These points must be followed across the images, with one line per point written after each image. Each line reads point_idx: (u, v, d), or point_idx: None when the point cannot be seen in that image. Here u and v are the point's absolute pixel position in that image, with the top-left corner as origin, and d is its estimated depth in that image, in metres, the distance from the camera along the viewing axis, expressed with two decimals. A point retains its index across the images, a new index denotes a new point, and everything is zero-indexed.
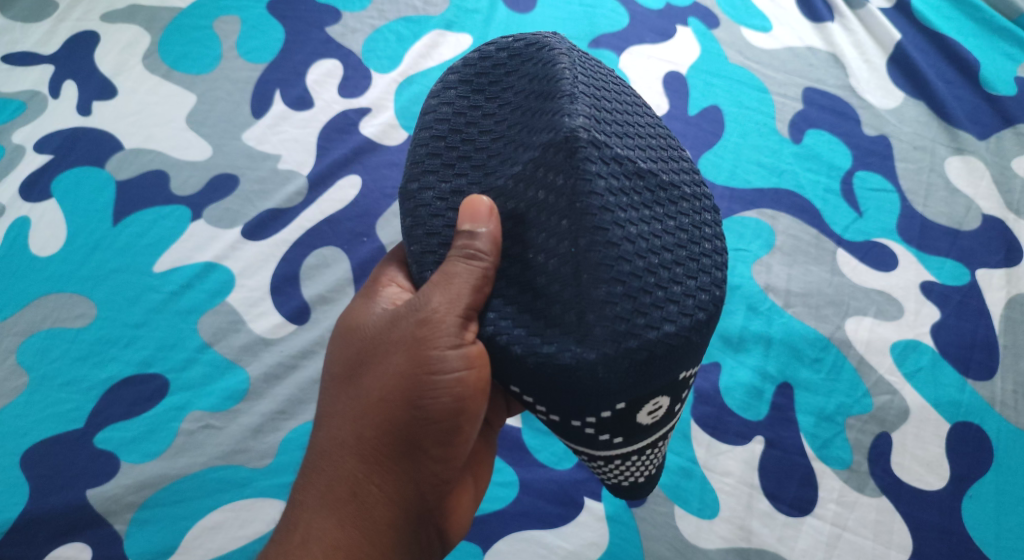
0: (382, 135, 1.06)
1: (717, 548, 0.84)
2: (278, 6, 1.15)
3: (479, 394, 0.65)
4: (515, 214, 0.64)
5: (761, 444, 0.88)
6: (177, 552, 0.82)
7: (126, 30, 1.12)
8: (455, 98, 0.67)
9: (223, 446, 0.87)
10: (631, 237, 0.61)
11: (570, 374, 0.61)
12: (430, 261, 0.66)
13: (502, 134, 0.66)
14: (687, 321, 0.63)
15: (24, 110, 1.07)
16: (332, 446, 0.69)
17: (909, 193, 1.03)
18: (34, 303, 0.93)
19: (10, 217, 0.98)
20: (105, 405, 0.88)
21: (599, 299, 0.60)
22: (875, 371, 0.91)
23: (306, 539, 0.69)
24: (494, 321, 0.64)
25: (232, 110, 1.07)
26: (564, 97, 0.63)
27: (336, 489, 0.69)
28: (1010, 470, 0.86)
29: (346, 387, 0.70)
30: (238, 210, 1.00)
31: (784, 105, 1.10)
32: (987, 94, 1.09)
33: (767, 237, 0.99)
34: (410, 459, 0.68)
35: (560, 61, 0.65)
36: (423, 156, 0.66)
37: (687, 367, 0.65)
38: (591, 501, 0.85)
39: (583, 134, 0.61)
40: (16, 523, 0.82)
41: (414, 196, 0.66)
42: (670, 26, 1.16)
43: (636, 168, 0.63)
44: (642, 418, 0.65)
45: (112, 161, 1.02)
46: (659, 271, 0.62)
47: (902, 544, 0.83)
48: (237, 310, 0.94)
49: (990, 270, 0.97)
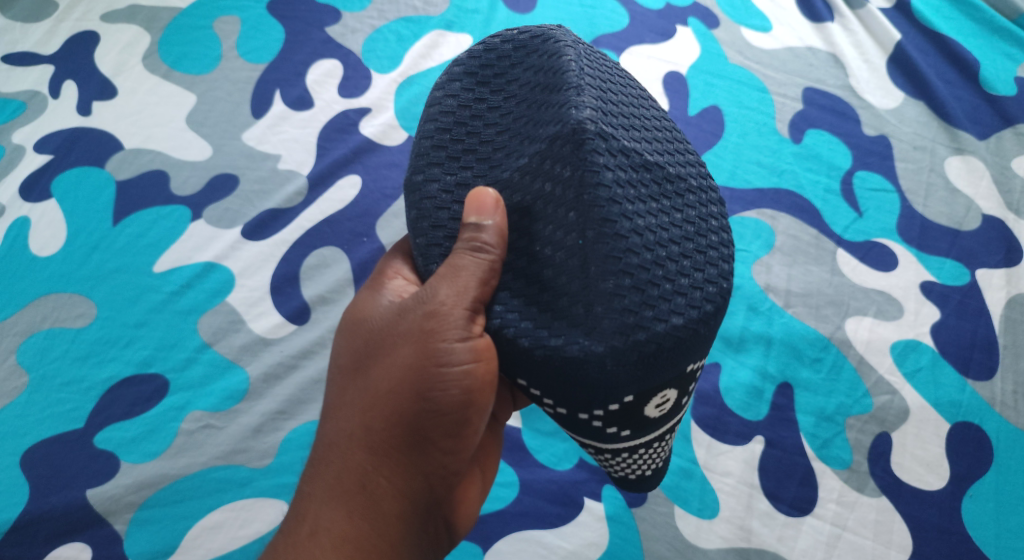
0: (381, 135, 1.06)
1: (717, 548, 0.84)
2: (278, 6, 1.15)
3: (487, 387, 0.65)
4: (521, 206, 0.64)
5: (761, 444, 0.88)
6: (177, 552, 0.82)
7: (126, 30, 1.12)
8: (460, 90, 0.67)
9: (223, 446, 0.87)
10: (639, 229, 0.61)
11: (577, 367, 0.61)
12: (436, 253, 0.66)
13: (507, 127, 0.66)
14: (695, 314, 0.63)
15: (24, 110, 1.07)
16: (340, 438, 0.69)
17: (909, 193, 1.03)
18: (34, 303, 0.93)
19: (10, 217, 0.99)
20: (105, 405, 0.88)
21: (606, 292, 0.60)
22: (875, 371, 0.91)
23: (314, 530, 0.69)
24: (501, 314, 0.64)
25: (232, 110, 1.07)
26: (571, 90, 0.63)
27: (345, 481, 0.69)
28: (1010, 470, 0.86)
29: (354, 379, 0.70)
30: (238, 209, 1.00)
31: (784, 105, 1.10)
32: (986, 94, 1.09)
33: (766, 237, 0.99)
34: (418, 452, 0.68)
35: (565, 52, 0.65)
36: (428, 148, 0.66)
37: (694, 360, 0.65)
38: (591, 501, 0.85)
39: (590, 126, 0.61)
40: (16, 522, 0.82)
41: (419, 188, 0.66)
42: (670, 26, 1.16)
43: (643, 161, 0.63)
44: (649, 411, 0.65)
45: (112, 161, 1.02)
46: (667, 264, 0.62)
47: (902, 544, 0.83)
48: (237, 310, 0.94)
49: (990, 270, 0.97)
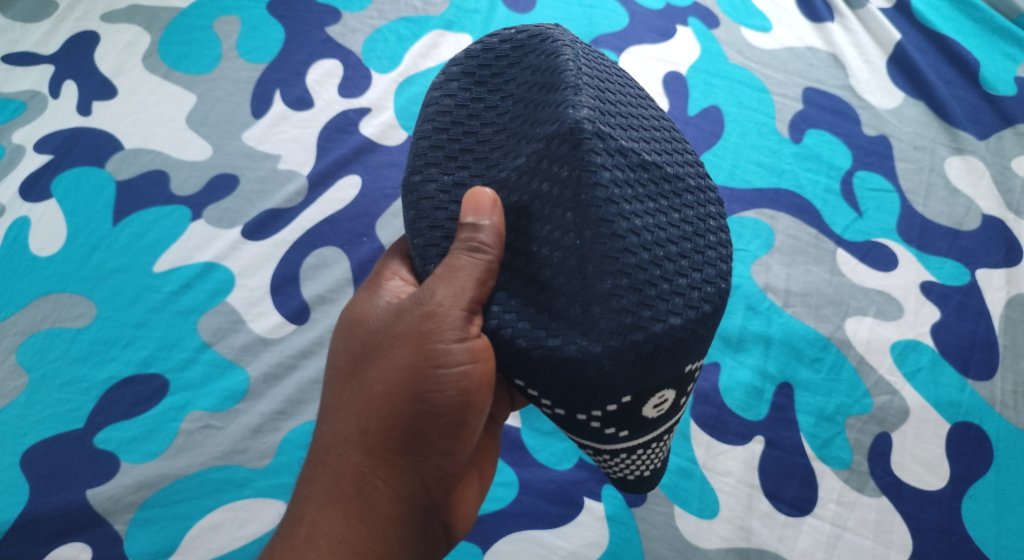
0: (381, 135, 1.06)
1: (717, 548, 0.84)
2: (278, 6, 1.15)
3: (484, 388, 0.65)
4: (519, 206, 0.64)
5: (761, 444, 0.88)
6: (177, 552, 0.82)
7: (126, 30, 1.12)
8: (458, 90, 0.68)
9: (223, 446, 0.87)
10: (637, 229, 0.61)
11: (575, 367, 0.61)
12: (433, 253, 0.66)
13: (504, 126, 0.66)
14: (693, 314, 0.63)
15: (24, 110, 1.07)
16: (337, 440, 0.69)
17: (909, 193, 1.03)
18: (34, 303, 0.93)
19: (10, 217, 0.99)
20: (105, 405, 0.88)
21: (604, 292, 0.60)
22: (875, 371, 0.91)
23: (311, 533, 0.69)
24: (499, 314, 0.64)
25: (232, 110, 1.07)
26: (569, 89, 0.63)
27: (341, 483, 0.69)
28: (1011, 470, 0.86)
29: (351, 380, 0.70)
30: (238, 209, 1.00)
31: (784, 105, 1.10)
32: (986, 94, 1.09)
33: (766, 237, 0.99)
34: (414, 453, 0.68)
35: (563, 52, 0.65)
36: (426, 148, 0.66)
37: (693, 360, 0.65)
38: (590, 501, 0.85)
39: (588, 125, 0.61)
40: (16, 522, 0.82)
41: (417, 188, 0.66)
42: (670, 26, 1.16)
43: (641, 160, 0.63)
44: (648, 411, 0.65)
45: (112, 161, 1.02)
46: (665, 263, 0.62)
47: (902, 544, 0.83)
48: (237, 310, 0.94)
49: (990, 270, 0.97)
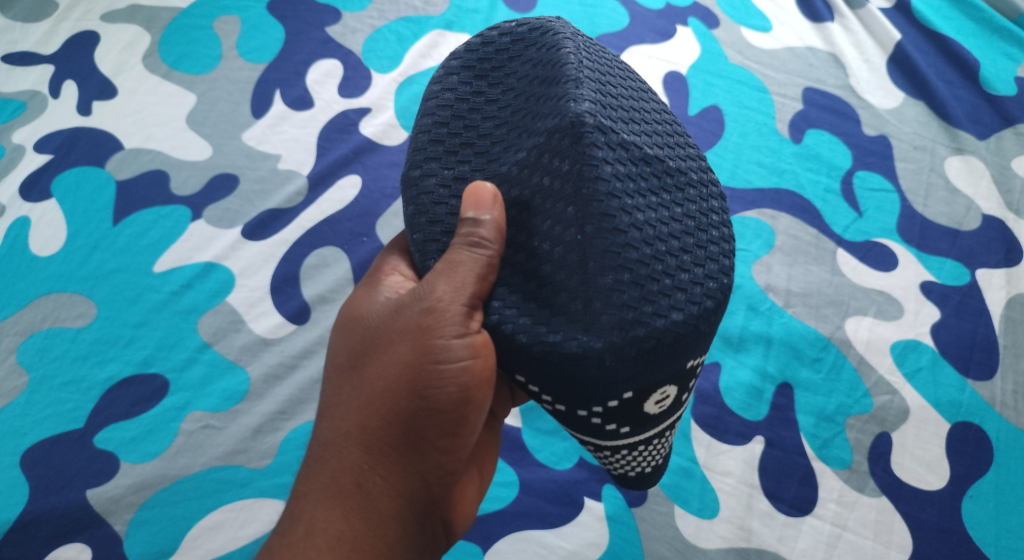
0: (381, 135, 1.06)
1: (717, 548, 0.84)
2: (278, 6, 1.15)
3: (484, 384, 0.65)
4: (519, 201, 0.64)
5: (761, 444, 0.88)
6: (177, 552, 0.82)
7: (126, 30, 1.12)
8: (458, 84, 0.68)
9: (223, 447, 0.87)
10: (638, 223, 0.62)
11: (576, 362, 0.61)
12: (433, 249, 0.66)
13: (505, 120, 0.66)
14: (695, 309, 0.63)
15: (24, 110, 1.07)
16: (336, 437, 0.69)
17: (909, 193, 1.03)
18: (34, 303, 0.93)
19: (10, 217, 0.99)
20: (104, 405, 0.88)
21: (605, 287, 0.60)
22: (875, 371, 0.91)
23: (310, 531, 0.69)
24: (499, 310, 0.64)
25: (232, 110, 1.07)
26: (570, 83, 0.63)
27: (340, 480, 0.69)
28: (1010, 470, 0.86)
29: (350, 376, 0.70)
30: (238, 209, 1.00)
31: (784, 105, 1.10)
32: (986, 94, 1.09)
33: (766, 237, 0.99)
34: (414, 450, 0.68)
35: (564, 45, 0.66)
36: (426, 142, 0.66)
37: (695, 356, 0.65)
38: (591, 501, 0.85)
39: (589, 119, 0.61)
40: (16, 523, 0.82)
41: (417, 183, 0.66)
42: (670, 27, 1.16)
43: (642, 155, 0.63)
44: (649, 407, 0.65)
45: (112, 161, 1.02)
46: (667, 258, 0.62)
47: (902, 544, 0.83)
48: (238, 311, 0.94)
49: (990, 270, 0.97)
